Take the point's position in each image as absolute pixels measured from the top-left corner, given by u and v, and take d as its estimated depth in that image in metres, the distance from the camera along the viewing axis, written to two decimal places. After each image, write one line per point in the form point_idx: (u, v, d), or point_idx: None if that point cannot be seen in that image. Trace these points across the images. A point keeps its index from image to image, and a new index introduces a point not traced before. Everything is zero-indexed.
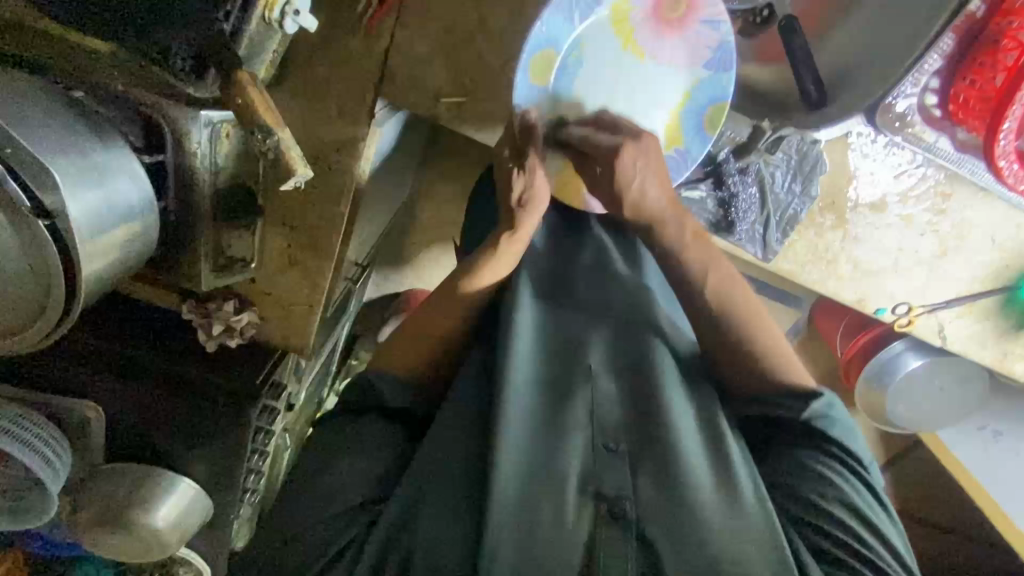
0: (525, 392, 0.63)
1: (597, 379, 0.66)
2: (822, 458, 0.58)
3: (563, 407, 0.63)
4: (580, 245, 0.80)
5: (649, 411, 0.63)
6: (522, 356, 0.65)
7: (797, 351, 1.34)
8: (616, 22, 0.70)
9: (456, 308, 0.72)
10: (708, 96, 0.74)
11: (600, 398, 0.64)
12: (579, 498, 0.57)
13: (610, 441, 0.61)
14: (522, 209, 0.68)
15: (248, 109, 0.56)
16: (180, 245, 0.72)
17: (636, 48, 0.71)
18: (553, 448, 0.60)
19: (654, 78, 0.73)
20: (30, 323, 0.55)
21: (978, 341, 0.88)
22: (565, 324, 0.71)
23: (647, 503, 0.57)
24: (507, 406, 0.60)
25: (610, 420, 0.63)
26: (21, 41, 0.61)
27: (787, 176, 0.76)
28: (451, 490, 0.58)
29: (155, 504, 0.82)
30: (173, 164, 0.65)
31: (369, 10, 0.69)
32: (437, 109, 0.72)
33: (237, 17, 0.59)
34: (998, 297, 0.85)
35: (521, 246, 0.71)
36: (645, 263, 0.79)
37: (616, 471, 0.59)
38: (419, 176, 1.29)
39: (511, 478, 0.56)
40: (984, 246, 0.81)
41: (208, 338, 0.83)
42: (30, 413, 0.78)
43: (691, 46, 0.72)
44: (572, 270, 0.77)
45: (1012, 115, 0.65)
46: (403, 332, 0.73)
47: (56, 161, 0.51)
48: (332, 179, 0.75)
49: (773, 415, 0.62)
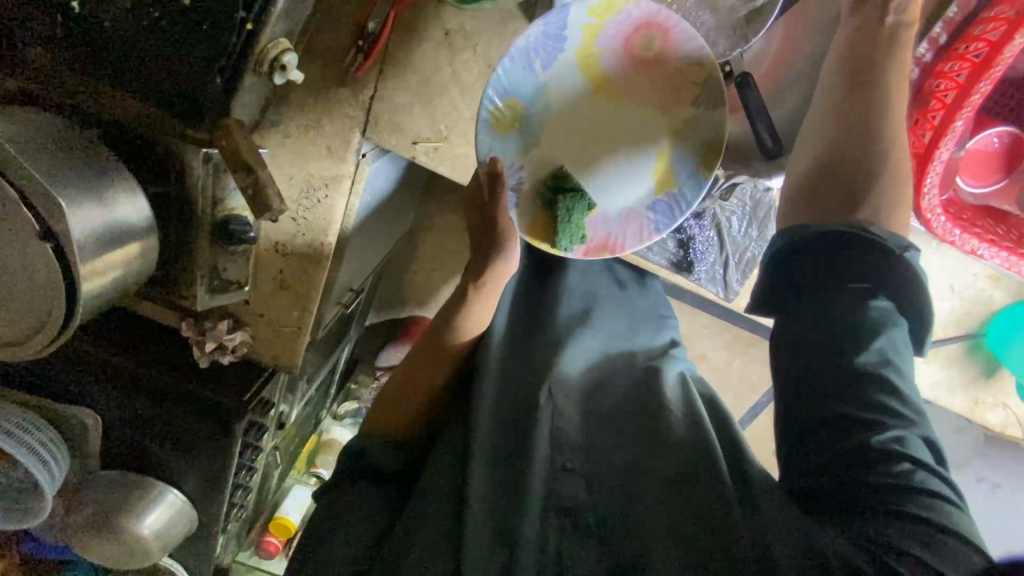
0: (486, 420, 0.69)
1: (559, 400, 0.71)
2: (888, 319, 0.57)
3: (528, 430, 0.68)
4: (545, 286, 0.91)
5: (606, 422, 0.70)
6: (489, 393, 0.72)
7: None
8: (583, 68, 0.73)
9: (438, 359, 0.76)
10: (701, 135, 0.74)
11: (561, 419, 0.70)
12: (541, 517, 0.61)
13: (568, 460, 0.65)
14: (494, 259, 0.74)
15: (233, 151, 0.64)
16: (180, 263, 0.79)
17: (609, 92, 0.74)
18: (517, 474, 0.64)
19: (634, 120, 0.75)
20: (39, 331, 0.62)
21: (946, 387, 0.90)
22: (531, 358, 0.78)
23: (603, 510, 0.62)
24: (476, 432, 0.67)
25: (567, 440, 0.67)
26: (31, 78, 0.66)
27: (743, 222, 0.83)
28: (427, 510, 0.62)
29: (144, 512, 0.88)
30: (176, 193, 0.72)
31: (356, 64, 0.73)
32: (415, 153, 0.78)
33: (231, 70, 0.64)
34: (963, 344, 0.86)
35: (492, 291, 0.76)
36: (599, 295, 0.90)
37: (572, 487, 0.63)
38: (421, 208, 1.36)
39: (479, 498, 0.62)
40: (942, 294, 0.81)
41: (201, 354, 0.90)
42: (35, 418, 0.84)
43: (678, 85, 0.73)
44: (541, 312, 0.87)
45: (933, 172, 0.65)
46: (393, 376, 0.78)
47: (64, 191, 0.59)
48: (319, 213, 0.82)
49: (868, 250, 0.58)
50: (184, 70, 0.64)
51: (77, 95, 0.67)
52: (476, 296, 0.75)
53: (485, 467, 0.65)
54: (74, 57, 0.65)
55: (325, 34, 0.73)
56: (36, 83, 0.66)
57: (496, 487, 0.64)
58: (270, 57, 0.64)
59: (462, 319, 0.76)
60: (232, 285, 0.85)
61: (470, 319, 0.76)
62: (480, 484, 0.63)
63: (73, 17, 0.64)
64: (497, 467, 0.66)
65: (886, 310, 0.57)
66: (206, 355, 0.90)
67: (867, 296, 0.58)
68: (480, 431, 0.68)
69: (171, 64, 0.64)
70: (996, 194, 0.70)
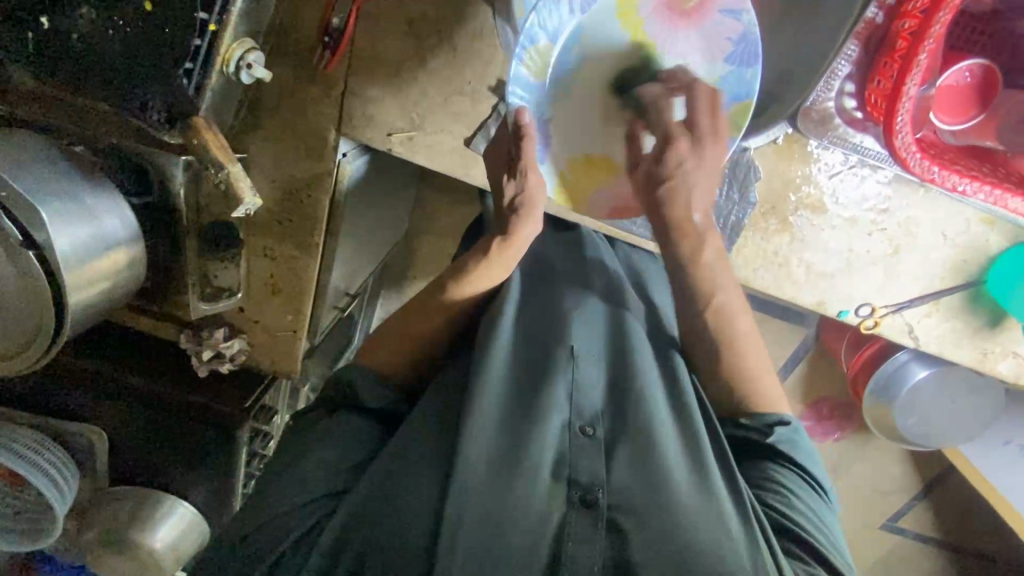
0: (498, 394, 0.67)
1: (579, 362, 0.72)
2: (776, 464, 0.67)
3: (541, 393, 0.68)
4: (549, 241, 0.91)
5: (628, 388, 0.70)
6: (500, 351, 0.70)
7: (809, 368, 1.38)
8: (624, 14, 0.65)
9: (430, 321, 0.75)
10: (730, 93, 0.67)
11: (579, 383, 0.70)
12: (552, 484, 0.62)
13: (588, 426, 0.66)
14: (516, 215, 0.72)
15: (202, 148, 0.66)
16: (169, 270, 0.82)
17: (647, 42, 0.66)
18: (523, 433, 0.64)
19: (669, 76, 0.68)
20: (30, 344, 0.63)
21: (953, 340, 0.87)
22: (546, 315, 0.78)
23: (618, 488, 0.61)
24: (480, 397, 0.65)
25: (588, 407, 0.68)
26: (19, 101, 0.70)
27: (724, 186, 0.77)
28: (416, 478, 0.61)
29: (152, 528, 0.88)
30: (157, 203, 0.75)
31: (324, 60, 0.75)
32: (391, 144, 0.79)
33: (199, 74, 0.64)
34: (965, 293, 0.84)
35: (517, 252, 0.75)
36: (601, 251, 0.90)
37: (589, 456, 0.64)
38: (415, 212, 1.36)
39: (479, 463, 0.61)
40: (936, 242, 0.80)
41: (200, 363, 0.90)
42: (41, 437, 0.86)
43: (712, 40, 0.66)
44: (557, 267, 0.86)
45: (904, 109, 0.60)
46: (384, 332, 0.75)
47: (46, 203, 0.60)
48: (304, 214, 0.83)
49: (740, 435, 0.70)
50: (144, 75, 0.63)
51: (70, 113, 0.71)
52: (499, 254, 0.74)
53: (497, 435, 0.64)
54: (39, 69, 0.64)
55: (293, 36, 0.74)
56: (20, 105, 0.70)
57: (495, 450, 0.62)
58: (234, 58, 0.65)
59: (476, 274, 0.74)
60: (224, 292, 0.87)
61: (481, 285, 0.75)
62: (485, 447, 0.62)
63: (43, 31, 0.62)
64: (502, 430, 0.64)
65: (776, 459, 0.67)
66: (204, 364, 0.91)
67: (756, 450, 0.69)
68: (478, 400, 0.65)
69: (131, 67, 0.63)
70: (975, 129, 0.69)
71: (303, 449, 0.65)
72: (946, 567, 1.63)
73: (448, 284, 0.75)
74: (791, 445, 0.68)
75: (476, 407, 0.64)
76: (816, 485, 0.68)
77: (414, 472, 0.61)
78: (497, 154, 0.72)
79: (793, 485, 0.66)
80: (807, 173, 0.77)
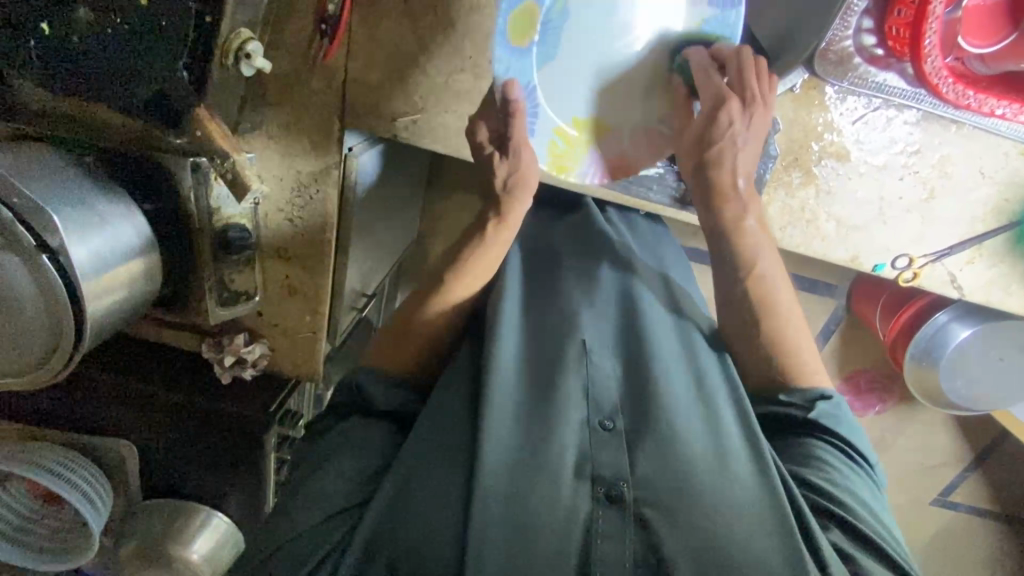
0: (509, 388, 0.63)
1: (592, 356, 0.67)
2: (820, 446, 0.63)
3: (553, 376, 0.65)
4: (565, 220, 0.90)
5: (645, 374, 0.66)
6: (512, 334, 0.68)
7: (843, 341, 1.33)
8: None
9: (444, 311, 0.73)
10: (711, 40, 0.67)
11: (595, 376, 0.66)
12: (575, 480, 0.58)
13: (607, 419, 0.62)
14: (508, 192, 0.72)
15: (210, 140, 0.70)
16: (185, 283, 0.81)
17: None
18: (546, 419, 0.61)
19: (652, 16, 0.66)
20: (49, 357, 0.62)
21: (999, 286, 0.83)
22: (548, 308, 0.74)
23: (644, 480, 0.57)
24: (495, 386, 0.62)
25: (606, 400, 0.64)
26: (32, 118, 0.72)
27: None
28: (444, 466, 0.59)
29: (189, 538, 0.88)
30: (167, 207, 0.75)
31: (321, 50, 0.74)
32: (396, 130, 0.78)
33: (197, 66, 0.65)
34: (1008, 235, 0.79)
35: (511, 234, 0.75)
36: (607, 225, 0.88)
37: (613, 450, 0.60)
38: (424, 213, 1.35)
39: (499, 468, 0.56)
40: (974, 182, 0.76)
41: (223, 370, 0.90)
42: (73, 456, 0.85)
43: None
44: (559, 248, 0.84)
45: (932, 31, 0.58)
46: (399, 326, 0.74)
47: (58, 207, 0.60)
48: (314, 208, 0.83)
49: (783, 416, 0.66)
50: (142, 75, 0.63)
51: (82, 131, 0.72)
52: (495, 235, 0.74)
53: (515, 431, 0.60)
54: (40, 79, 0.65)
55: (289, 25, 0.73)
56: (35, 124, 0.72)
57: (524, 442, 0.60)
58: (234, 48, 0.66)
59: (476, 261, 0.74)
60: (241, 296, 0.87)
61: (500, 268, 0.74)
62: (506, 444, 0.59)
63: (43, 38, 0.62)
64: (523, 416, 0.62)
65: (825, 439, 0.64)
66: (227, 371, 0.90)
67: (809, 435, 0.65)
68: (499, 384, 0.63)
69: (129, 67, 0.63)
70: (1007, 51, 0.64)
71: (329, 447, 0.64)
72: (1005, 536, 1.55)
73: (458, 274, 0.73)
74: (839, 421, 0.65)
75: (495, 393, 0.61)
76: (860, 463, 0.65)
77: (443, 461, 0.59)
78: (472, 120, 0.68)
79: (837, 464, 0.62)
80: (828, 119, 0.73)
